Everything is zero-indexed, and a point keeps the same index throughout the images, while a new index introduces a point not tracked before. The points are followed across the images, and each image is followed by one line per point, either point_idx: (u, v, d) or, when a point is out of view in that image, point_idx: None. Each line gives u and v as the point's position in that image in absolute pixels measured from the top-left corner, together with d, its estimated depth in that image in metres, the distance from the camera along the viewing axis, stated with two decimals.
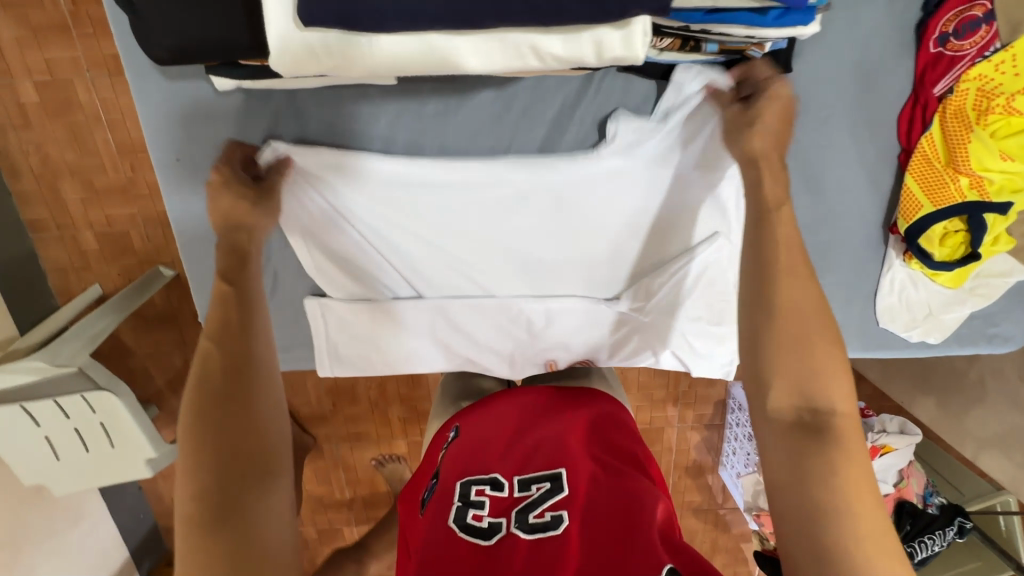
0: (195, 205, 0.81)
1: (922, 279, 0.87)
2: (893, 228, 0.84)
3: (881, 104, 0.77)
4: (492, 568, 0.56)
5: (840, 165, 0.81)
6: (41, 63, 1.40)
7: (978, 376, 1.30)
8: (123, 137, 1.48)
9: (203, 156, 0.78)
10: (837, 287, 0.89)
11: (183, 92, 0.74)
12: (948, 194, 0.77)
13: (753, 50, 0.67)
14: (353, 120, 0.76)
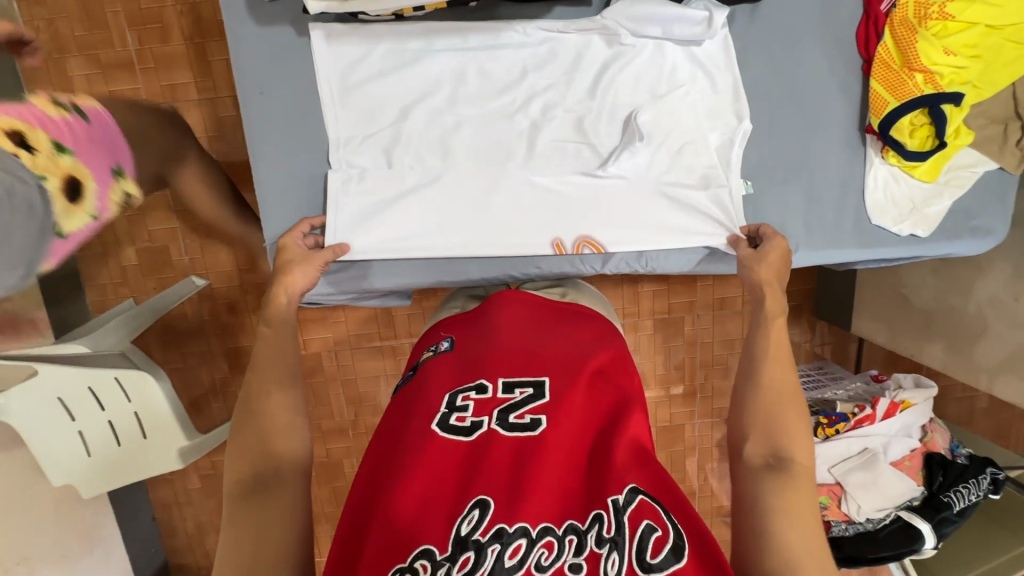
0: (268, 140, 0.94)
1: (902, 174, 1.00)
2: (868, 129, 0.98)
3: (838, 27, 0.95)
4: (476, 461, 0.66)
5: (815, 81, 0.97)
6: (107, 95, 1.61)
7: (976, 309, 1.39)
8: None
9: (276, 99, 0.92)
10: (830, 192, 1.01)
11: (264, 47, 0.90)
12: (908, 89, 0.92)
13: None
14: (408, 53, 0.92)
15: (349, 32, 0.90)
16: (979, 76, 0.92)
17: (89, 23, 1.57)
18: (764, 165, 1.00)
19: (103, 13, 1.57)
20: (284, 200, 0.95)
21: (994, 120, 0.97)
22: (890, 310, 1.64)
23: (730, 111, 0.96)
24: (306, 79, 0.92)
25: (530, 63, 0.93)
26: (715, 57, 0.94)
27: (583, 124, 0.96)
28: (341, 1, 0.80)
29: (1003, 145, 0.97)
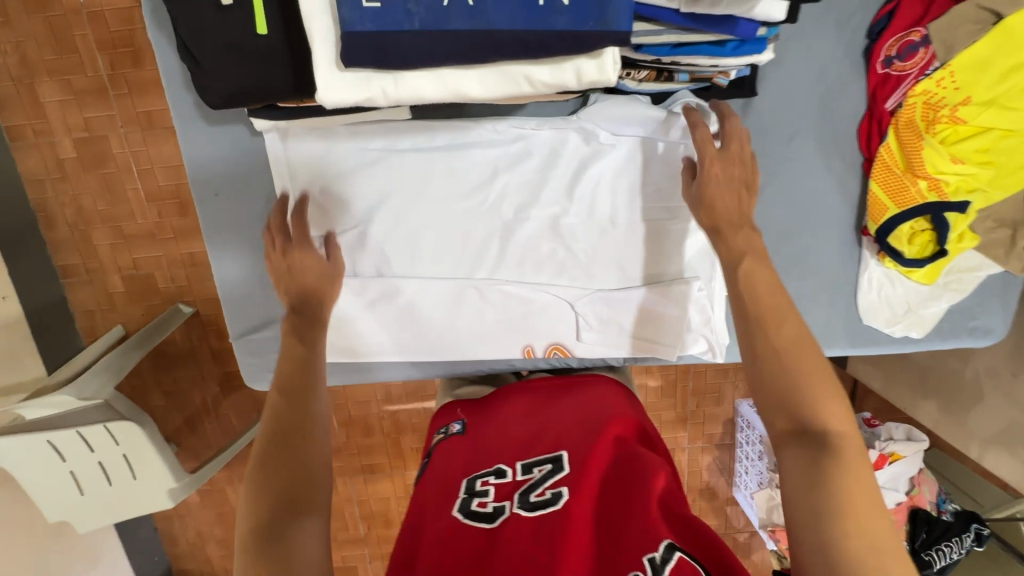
0: (226, 232, 0.89)
1: (898, 276, 0.94)
2: (865, 231, 0.92)
3: (838, 118, 0.87)
4: (499, 549, 0.58)
5: (810, 174, 0.89)
6: (82, 121, 1.56)
7: (973, 376, 1.35)
8: (152, 184, 1.62)
9: (236, 188, 0.87)
10: (820, 290, 0.95)
11: (218, 135, 0.84)
12: (909, 195, 0.85)
13: (720, 77, 0.78)
14: (371, 155, 0.86)
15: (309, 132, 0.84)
16: (990, 180, 0.85)
17: (57, 46, 1.50)
18: None
19: (72, 36, 1.50)
20: (249, 290, 0.92)
21: (1002, 223, 0.90)
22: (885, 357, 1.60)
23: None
24: (266, 169, 0.87)
25: (502, 161, 0.87)
26: None
27: (559, 222, 0.90)
28: (293, 120, 0.71)
29: (1010, 249, 0.90)
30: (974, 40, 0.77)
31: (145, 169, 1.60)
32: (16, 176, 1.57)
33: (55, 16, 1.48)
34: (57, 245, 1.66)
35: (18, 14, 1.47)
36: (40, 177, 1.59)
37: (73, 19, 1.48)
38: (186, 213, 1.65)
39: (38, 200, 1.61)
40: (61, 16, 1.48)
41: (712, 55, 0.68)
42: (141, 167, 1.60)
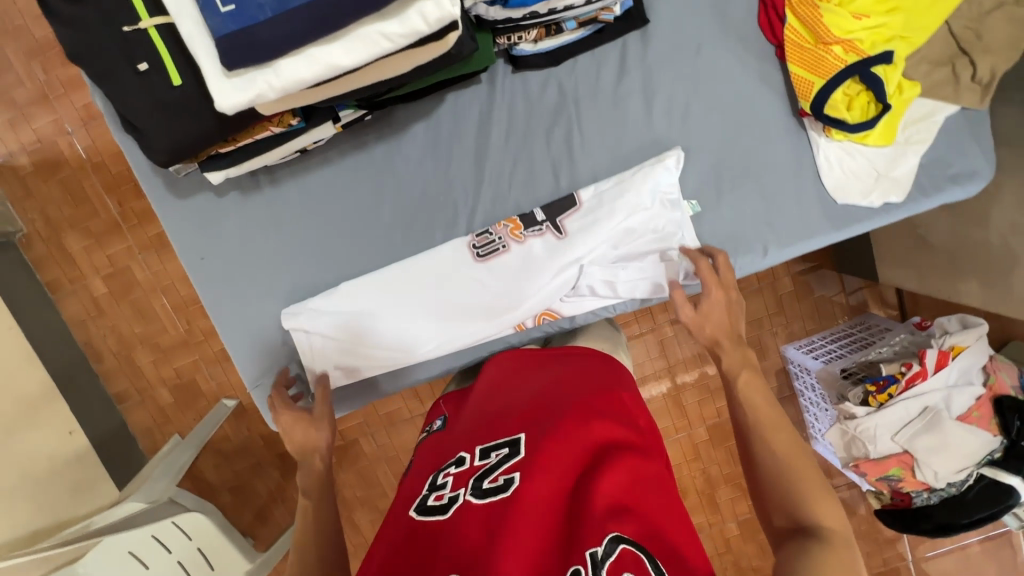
0: (219, 293, 0.97)
1: (854, 146, 0.92)
2: (803, 112, 0.92)
3: (735, 20, 0.91)
4: (447, 531, 0.62)
5: (731, 79, 0.92)
6: (106, 259, 1.75)
7: (1000, 240, 1.27)
8: (175, 295, 1.77)
9: (220, 253, 0.96)
10: (783, 184, 0.95)
11: (195, 212, 0.94)
12: (830, 64, 0.85)
13: (604, 14, 0.84)
14: (322, 184, 0.95)
15: (276, 184, 0.94)
16: (903, 27, 0.85)
17: (74, 202, 1.72)
18: (709, 171, 0.95)
19: (84, 189, 1.72)
20: (250, 341, 0.98)
21: (938, 63, 0.89)
22: (909, 254, 1.53)
23: (653, 138, 0.93)
24: (242, 228, 0.96)
25: (438, 147, 0.94)
26: (615, 87, 0.92)
27: (509, 188, 0.95)
28: (238, 164, 0.80)
29: (956, 85, 0.89)
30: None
31: (167, 283, 1.77)
32: (63, 324, 1.76)
33: (67, 177, 1.71)
34: (107, 375, 1.81)
35: (37, 185, 1.71)
36: (81, 318, 1.77)
37: (81, 174, 1.71)
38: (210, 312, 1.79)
39: (84, 340, 1.79)
40: (72, 176, 1.71)
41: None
42: (162, 283, 1.77)
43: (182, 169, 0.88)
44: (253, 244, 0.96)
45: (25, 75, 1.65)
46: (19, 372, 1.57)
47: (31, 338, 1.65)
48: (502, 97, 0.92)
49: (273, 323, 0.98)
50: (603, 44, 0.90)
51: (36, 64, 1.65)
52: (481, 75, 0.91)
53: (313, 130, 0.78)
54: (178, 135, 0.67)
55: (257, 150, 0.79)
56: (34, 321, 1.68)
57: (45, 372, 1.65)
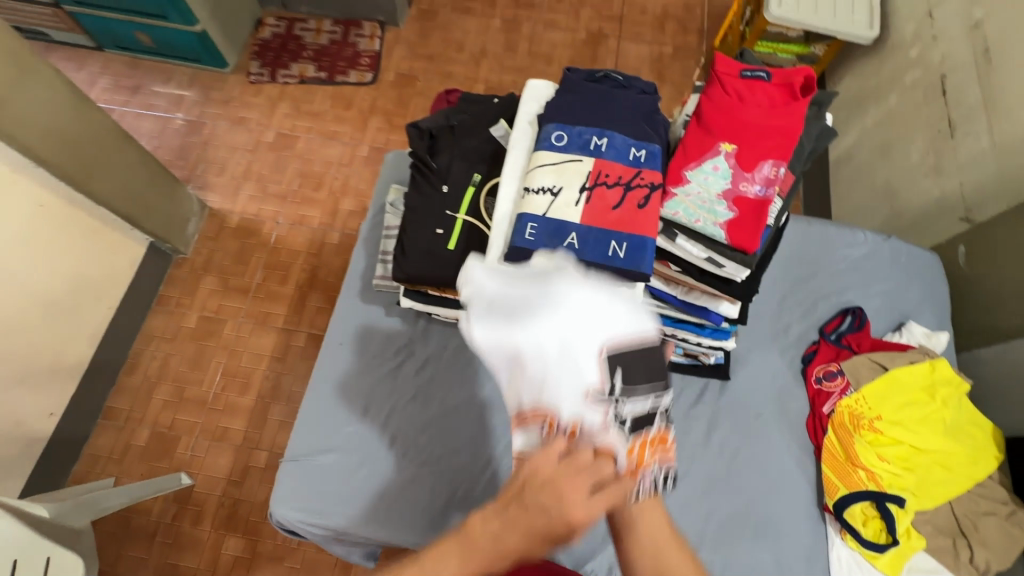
0: (327, 373, 1.19)
1: (864, 560, 1.06)
2: (825, 507, 1.11)
3: (792, 411, 1.19)
4: None
5: (776, 452, 1.15)
6: (215, 306, 2.02)
7: None
8: (235, 362, 1.94)
9: (348, 352, 1.21)
10: (795, 563, 1.07)
11: (357, 320, 1.24)
12: (854, 480, 1.08)
13: (705, 356, 1.14)
14: (454, 346, 1.22)
15: (424, 331, 1.23)
16: (916, 485, 1.08)
17: (236, 258, 2.10)
18: (739, 514, 1.10)
19: (250, 255, 2.10)
20: (315, 421, 1.15)
21: (943, 531, 1.07)
22: None
23: (705, 456, 1.14)
24: (376, 346, 1.22)
25: None
26: (690, 405, 1.18)
27: None
28: (425, 302, 1.12)
29: (956, 560, 1.05)
30: (873, 377, 1.16)
31: (238, 350, 1.95)
32: (135, 331, 1.95)
33: (248, 242, 2.12)
34: (122, 390, 1.90)
35: (224, 237, 2.13)
36: (152, 335, 1.97)
37: (258, 245, 2.12)
38: (246, 391, 1.90)
39: (137, 351, 1.94)
40: (252, 243, 2.12)
41: (695, 333, 1.05)
42: (236, 348, 1.96)
43: (383, 285, 1.24)
44: (373, 360, 1.21)
45: (285, 180, 2.24)
46: (76, 344, 1.75)
47: (109, 328, 1.86)
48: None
49: (341, 419, 1.16)
50: (694, 374, 1.19)
51: (298, 181, 2.24)
52: None
53: None
54: (424, 270, 1.00)
55: (444, 303, 1.10)
56: (126, 318, 1.91)
57: (92, 351, 1.81)
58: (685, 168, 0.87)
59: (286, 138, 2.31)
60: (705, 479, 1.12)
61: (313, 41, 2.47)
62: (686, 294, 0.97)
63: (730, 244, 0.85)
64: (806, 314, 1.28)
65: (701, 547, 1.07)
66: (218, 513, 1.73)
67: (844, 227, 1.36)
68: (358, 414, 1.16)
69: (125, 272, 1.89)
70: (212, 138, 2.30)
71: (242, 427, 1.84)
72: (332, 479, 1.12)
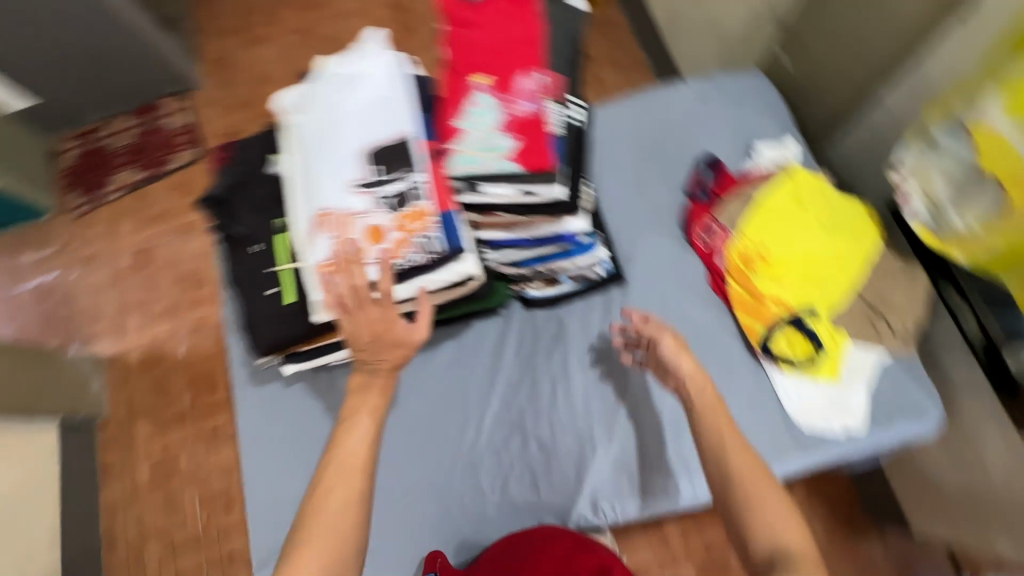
0: (258, 472, 1.14)
1: (807, 377, 1.10)
2: (756, 350, 1.13)
3: (692, 276, 1.21)
4: None
5: (695, 323, 1.16)
6: (160, 447, 1.82)
7: (1001, 482, 1.19)
8: (207, 489, 1.77)
9: (267, 437, 1.16)
10: (752, 412, 1.09)
11: (260, 402, 1.17)
12: (768, 315, 1.12)
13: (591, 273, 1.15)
14: None
15: (328, 380, 1.18)
16: (821, 292, 1.11)
17: (160, 391, 1.88)
18: None
19: (170, 380, 1.89)
20: (268, 516, 1.11)
21: (860, 317, 1.12)
22: (924, 500, 1.41)
23: (633, 360, 1.15)
24: (291, 416, 1.16)
25: (456, 359, 1.19)
26: (600, 321, 1.18)
27: (509, 399, 1.15)
28: (307, 358, 1.07)
29: (879, 335, 1.10)
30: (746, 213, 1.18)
31: (203, 475, 1.79)
32: (95, 510, 1.75)
33: (162, 370, 1.90)
34: None
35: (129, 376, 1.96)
36: (116, 505, 1.77)
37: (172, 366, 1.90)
38: (231, 507, 1.75)
39: None
40: (165, 368, 1.90)
41: (567, 258, 1.05)
42: (200, 475, 1.79)
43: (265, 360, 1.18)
44: (295, 432, 1.15)
45: (164, 295, 1.99)
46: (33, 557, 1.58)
47: None
48: (515, 325, 1.21)
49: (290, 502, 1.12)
50: (592, 292, 1.20)
51: (178, 287, 1.99)
52: (500, 310, 1.22)
53: None
54: (278, 337, 0.95)
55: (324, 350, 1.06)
56: None
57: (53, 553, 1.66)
58: (455, 120, 0.88)
59: (145, 251, 2.02)
60: (642, 382, 1.13)
61: (119, 144, 2.12)
62: (531, 230, 0.96)
63: (529, 171, 0.86)
64: (669, 184, 1.28)
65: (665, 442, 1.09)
66: None
67: (665, 86, 1.36)
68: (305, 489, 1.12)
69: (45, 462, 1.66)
70: (70, 288, 1.96)
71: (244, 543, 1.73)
72: None
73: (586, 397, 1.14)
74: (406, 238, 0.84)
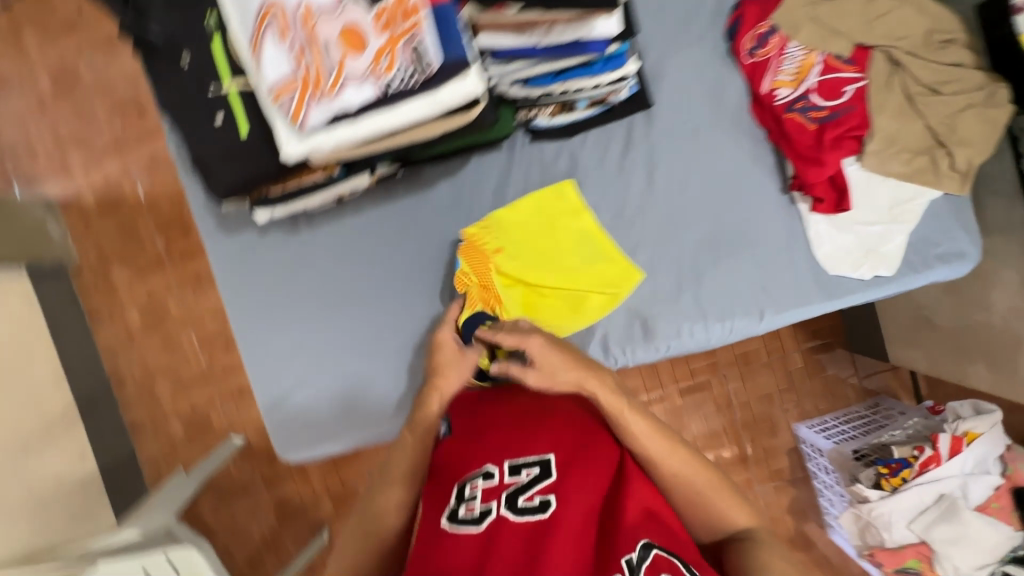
0: (276, 344, 1.13)
1: (842, 224, 1.06)
2: (791, 186, 1.06)
3: (732, 106, 1.07)
4: (489, 550, 0.70)
5: (728, 160, 1.08)
6: (187, 403, 1.86)
7: (1000, 322, 1.35)
8: (238, 411, 1.87)
9: (260, 289, 1.12)
10: (776, 255, 1.08)
11: (247, 252, 1.12)
12: (809, 130, 1.01)
13: (612, 96, 1.02)
14: (368, 246, 1.13)
15: (320, 237, 1.13)
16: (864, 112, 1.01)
17: (160, 326, 1.85)
18: (706, 239, 1.09)
19: (171, 317, 1.85)
20: (282, 366, 1.13)
21: (919, 151, 1.02)
22: (918, 331, 1.60)
23: (655, 203, 1.09)
24: (294, 271, 1.12)
25: (465, 214, 1.12)
26: (619, 155, 1.09)
27: (535, 255, 1.08)
28: (285, 206, 0.99)
29: (937, 172, 1.02)
30: (809, 15, 0.99)
31: (235, 399, 1.87)
32: (123, 426, 1.84)
33: (158, 298, 1.85)
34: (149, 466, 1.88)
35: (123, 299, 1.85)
36: (142, 423, 1.85)
37: (169, 297, 1.85)
38: None
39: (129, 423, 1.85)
40: (161, 296, 1.85)
41: (588, 76, 0.91)
42: (233, 411, 1.87)
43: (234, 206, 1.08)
44: (300, 290, 1.13)
45: (147, 245, 1.84)
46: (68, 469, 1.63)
47: (92, 435, 1.74)
48: (520, 159, 1.10)
49: (299, 356, 1.13)
50: (613, 121, 1.07)
51: (160, 236, 1.84)
52: (502, 143, 1.09)
53: (352, 179, 0.97)
54: (244, 181, 0.86)
55: (304, 195, 0.97)
56: (98, 421, 1.77)
57: (91, 465, 1.70)
58: None
59: (111, 194, 1.83)
60: (664, 225, 1.09)
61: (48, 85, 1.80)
62: (547, 35, 0.81)
63: None
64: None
65: (683, 288, 1.09)
66: (304, 518, 1.92)
67: None
68: (318, 347, 1.13)
69: (77, 432, 1.69)
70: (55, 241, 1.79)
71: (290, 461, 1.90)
72: (326, 414, 1.13)
73: (603, 242, 1.09)
74: (391, 52, 0.69)
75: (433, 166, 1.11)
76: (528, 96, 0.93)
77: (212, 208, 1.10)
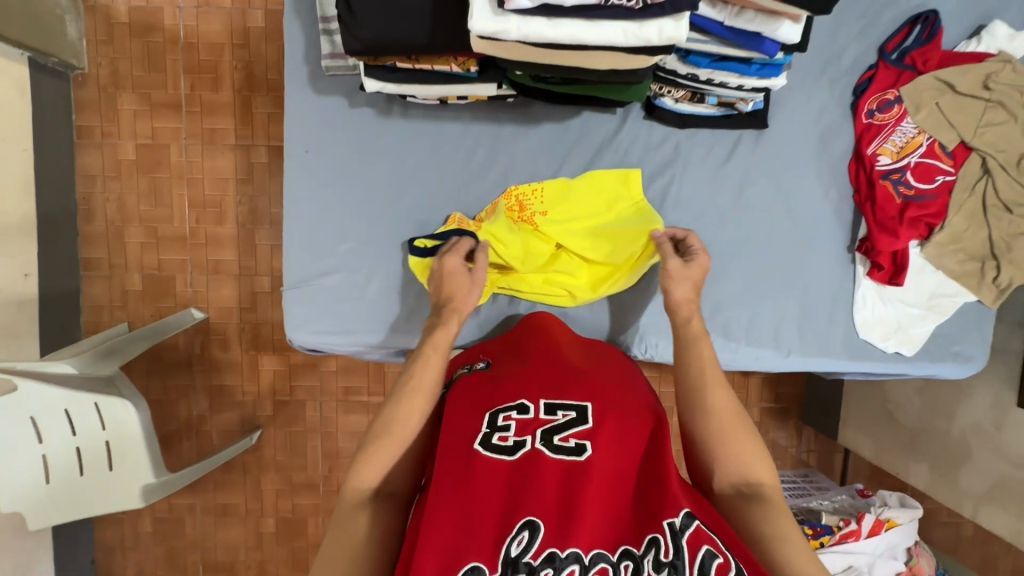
0: (320, 220, 1.08)
1: (886, 296, 1.13)
2: (857, 248, 1.13)
3: (832, 154, 1.12)
4: (520, 476, 0.65)
5: (811, 203, 1.13)
6: (156, 261, 1.71)
7: (959, 434, 1.42)
8: (203, 290, 1.72)
9: (324, 158, 1.07)
10: (819, 306, 1.14)
11: (327, 121, 1.07)
12: (894, 204, 1.08)
13: (741, 103, 1.04)
14: (449, 159, 1.09)
15: (406, 133, 1.09)
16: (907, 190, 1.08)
17: (152, 169, 1.69)
18: (766, 267, 1.13)
19: (167, 163, 1.68)
20: (317, 243, 1.08)
21: (972, 257, 1.12)
22: (876, 425, 1.64)
23: (736, 217, 1.12)
24: (366, 157, 1.08)
25: (556, 164, 1.11)
26: (719, 162, 1.12)
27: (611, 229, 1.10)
28: (399, 84, 0.94)
29: (980, 280, 1.12)
30: (935, 98, 1.07)
31: (216, 275, 1.72)
32: (76, 261, 1.68)
33: (160, 142, 1.68)
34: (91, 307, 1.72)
35: (123, 127, 1.67)
36: (99, 264, 1.70)
37: (175, 145, 1.68)
38: (257, 305, 1.74)
39: (86, 256, 1.70)
40: (165, 143, 1.68)
41: (740, 73, 0.94)
42: (198, 287, 1.72)
43: (333, 67, 1.02)
44: (364, 178, 1.08)
45: (170, 83, 1.66)
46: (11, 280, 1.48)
47: (47, 253, 1.59)
48: (627, 130, 1.11)
49: (336, 238, 1.08)
50: (726, 127, 1.10)
51: (186, 80, 1.66)
52: (618, 108, 1.09)
53: (478, 84, 0.95)
54: (382, 42, 0.83)
55: (424, 80, 0.93)
56: (57, 241, 1.62)
57: (35, 284, 1.55)
58: None
59: (148, 15, 1.63)
60: (735, 240, 1.12)
61: None
62: (736, 17, 0.83)
63: None
64: (864, 32, 1.10)
65: (732, 303, 1.12)
66: (231, 418, 1.78)
67: None
68: (361, 238, 1.08)
69: (29, 245, 1.53)
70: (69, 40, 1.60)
71: (238, 353, 1.76)
72: (343, 307, 1.08)
73: None
74: None
75: (545, 105, 1.10)
76: (677, 69, 0.96)
77: (309, 58, 1.05)
